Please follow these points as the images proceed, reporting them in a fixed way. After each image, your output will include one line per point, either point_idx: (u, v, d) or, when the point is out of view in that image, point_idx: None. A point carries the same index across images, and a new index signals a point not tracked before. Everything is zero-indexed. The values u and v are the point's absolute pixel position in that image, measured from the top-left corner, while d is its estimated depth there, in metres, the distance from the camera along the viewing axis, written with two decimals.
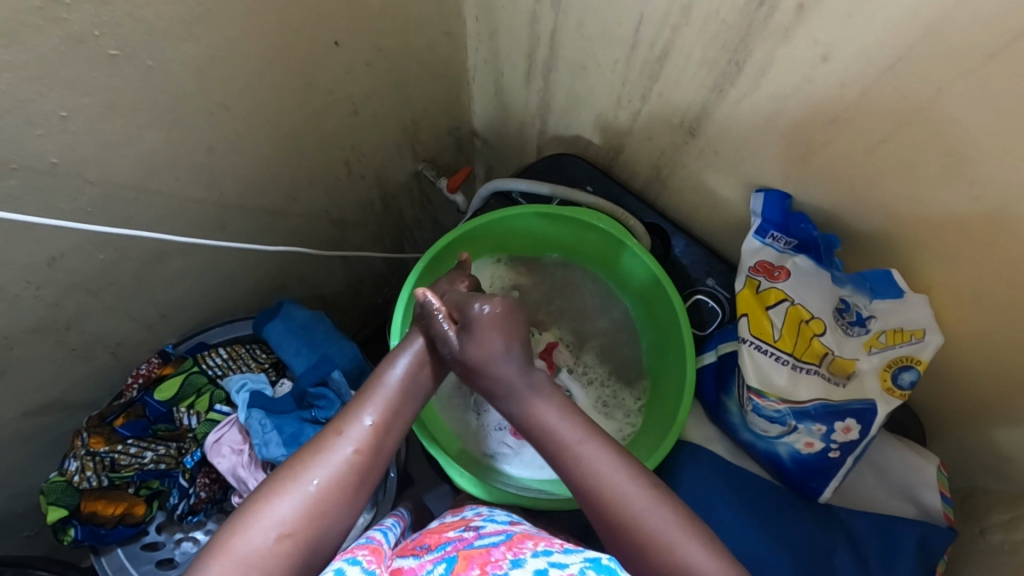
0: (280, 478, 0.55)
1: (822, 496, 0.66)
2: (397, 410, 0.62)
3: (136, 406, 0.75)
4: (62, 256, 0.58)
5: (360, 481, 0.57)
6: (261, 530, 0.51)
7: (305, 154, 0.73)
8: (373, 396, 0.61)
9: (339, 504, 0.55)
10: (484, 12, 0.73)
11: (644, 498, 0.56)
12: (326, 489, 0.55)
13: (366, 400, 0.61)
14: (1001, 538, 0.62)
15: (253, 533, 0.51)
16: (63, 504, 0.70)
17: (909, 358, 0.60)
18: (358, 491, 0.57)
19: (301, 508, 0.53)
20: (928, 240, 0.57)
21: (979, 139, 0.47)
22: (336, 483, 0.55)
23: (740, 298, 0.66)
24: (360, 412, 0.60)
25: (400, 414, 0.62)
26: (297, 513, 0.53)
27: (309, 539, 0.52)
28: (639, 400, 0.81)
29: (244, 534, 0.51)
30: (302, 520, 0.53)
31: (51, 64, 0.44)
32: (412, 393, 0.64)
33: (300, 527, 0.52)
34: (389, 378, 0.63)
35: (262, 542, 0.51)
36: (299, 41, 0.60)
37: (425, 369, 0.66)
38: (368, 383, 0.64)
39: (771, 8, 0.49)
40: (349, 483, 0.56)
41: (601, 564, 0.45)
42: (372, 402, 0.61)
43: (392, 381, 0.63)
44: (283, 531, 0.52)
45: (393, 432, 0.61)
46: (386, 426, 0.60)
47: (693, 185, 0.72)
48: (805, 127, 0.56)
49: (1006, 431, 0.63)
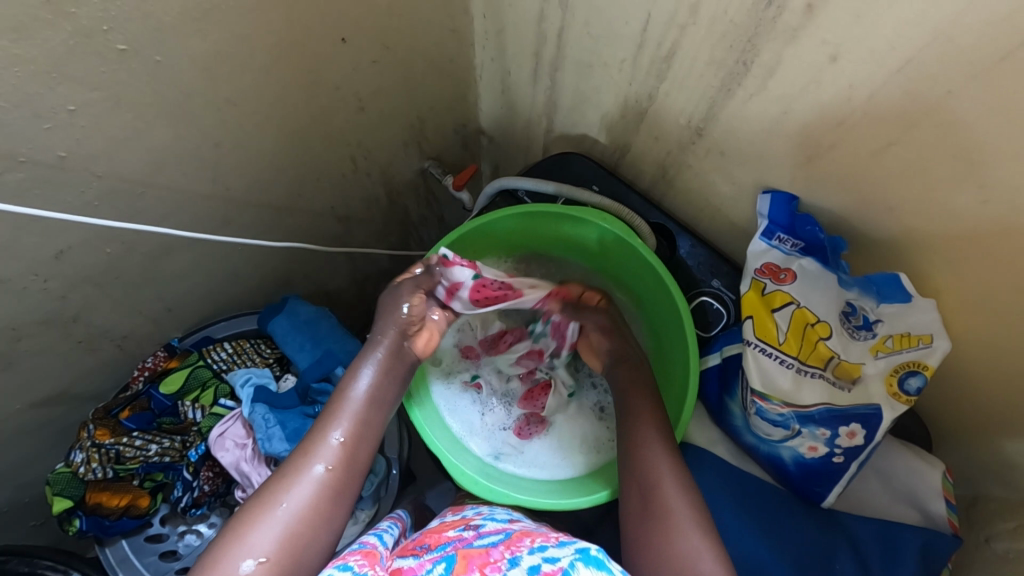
0: (254, 505, 0.55)
1: (826, 500, 0.65)
2: (366, 422, 0.63)
3: (141, 399, 0.75)
4: (70, 249, 0.59)
5: (335, 497, 0.58)
6: (236, 558, 0.51)
7: (311, 151, 0.74)
8: (337, 411, 0.63)
9: (317, 521, 0.55)
10: (492, 10, 0.72)
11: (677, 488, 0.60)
12: (300, 510, 0.55)
13: (332, 418, 0.62)
14: (1006, 546, 0.61)
15: (228, 561, 0.50)
16: (69, 495, 0.70)
17: (916, 363, 0.59)
18: (334, 507, 0.57)
19: (277, 531, 0.53)
20: (935, 245, 0.56)
21: (992, 143, 0.46)
22: (309, 502, 0.56)
23: (746, 301, 0.65)
24: (326, 431, 0.61)
25: (370, 429, 0.63)
26: (273, 535, 0.53)
27: (289, 560, 0.52)
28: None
29: (221, 564, 0.51)
30: (280, 542, 0.53)
31: (61, 59, 0.45)
32: (379, 406, 0.65)
33: (279, 550, 0.52)
34: (355, 394, 0.65)
35: (238, 570, 0.50)
36: (306, 39, 0.60)
37: (389, 381, 0.68)
38: (332, 404, 0.65)
39: (779, 9, 0.48)
40: (323, 500, 0.57)
41: (590, 555, 0.46)
42: (339, 418, 0.62)
43: (357, 397, 0.64)
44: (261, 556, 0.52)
45: (365, 446, 0.62)
46: (356, 440, 0.62)
47: (700, 186, 0.72)
48: (813, 129, 0.56)
49: (1014, 441, 0.63)
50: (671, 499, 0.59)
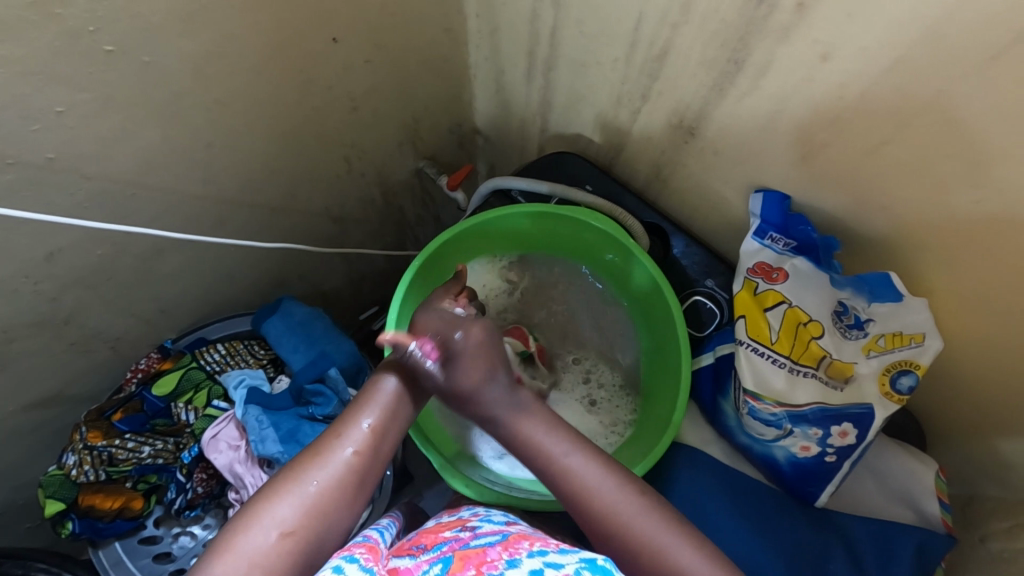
0: (282, 478, 0.54)
1: (820, 500, 0.65)
2: (398, 411, 0.61)
3: (134, 401, 0.75)
4: (60, 251, 0.58)
5: (361, 482, 0.56)
6: (261, 532, 0.50)
7: (304, 152, 0.73)
8: (372, 395, 0.61)
9: (341, 504, 0.54)
10: (486, 9, 0.72)
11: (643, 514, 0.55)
12: (326, 491, 0.54)
13: (366, 401, 0.60)
14: (1000, 546, 0.61)
15: (254, 533, 0.50)
16: (61, 498, 0.70)
17: (908, 362, 0.59)
18: (358, 493, 0.56)
19: (302, 508, 0.52)
20: (929, 243, 0.56)
21: (983, 141, 0.46)
22: (335, 485, 0.54)
23: (738, 300, 0.65)
24: (359, 414, 0.59)
25: (400, 417, 0.61)
26: (298, 512, 0.52)
27: (310, 539, 0.52)
28: (631, 413, 0.80)
29: (246, 535, 0.50)
30: (303, 522, 0.52)
31: (48, 60, 0.45)
32: (411, 395, 0.63)
33: (301, 529, 0.51)
34: (390, 378, 0.62)
35: (262, 543, 0.50)
36: (297, 39, 0.60)
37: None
38: (368, 384, 0.63)
39: (770, 7, 0.48)
40: (349, 484, 0.55)
41: (596, 565, 0.45)
42: (373, 401, 0.60)
43: (393, 382, 0.62)
44: (283, 531, 0.51)
45: (392, 433, 0.60)
46: (387, 427, 0.60)
47: (695, 186, 0.72)
48: (805, 128, 0.56)
49: (1009, 439, 0.63)
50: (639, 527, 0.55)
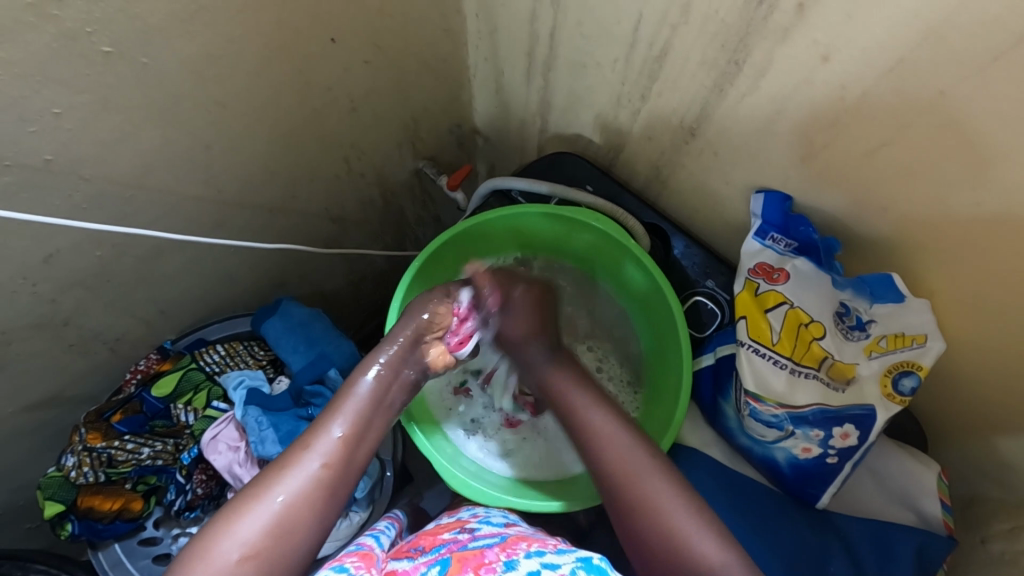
0: (249, 494, 0.55)
1: (820, 501, 0.65)
2: (368, 423, 0.62)
3: (133, 402, 0.75)
4: (59, 253, 0.58)
5: (329, 495, 0.57)
6: (225, 550, 0.51)
7: (303, 153, 0.73)
8: (342, 407, 0.62)
9: (308, 519, 0.55)
10: (485, 10, 0.72)
11: (667, 493, 0.59)
12: (292, 506, 0.54)
13: (335, 412, 0.61)
14: (1001, 547, 0.60)
15: (217, 552, 0.51)
16: (60, 499, 0.70)
17: (910, 363, 0.58)
18: (326, 505, 0.57)
19: (266, 525, 0.53)
20: (930, 244, 0.56)
21: (984, 142, 0.46)
22: (302, 499, 0.55)
23: (739, 301, 0.65)
24: (328, 425, 0.60)
25: (369, 428, 0.62)
26: (261, 530, 0.53)
27: (275, 556, 0.52)
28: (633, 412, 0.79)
29: (209, 554, 0.51)
30: (266, 540, 0.52)
31: (45, 62, 0.44)
32: (380, 407, 0.64)
33: (265, 546, 0.52)
34: (359, 390, 0.63)
35: (224, 563, 0.50)
36: (295, 40, 0.59)
37: (397, 381, 0.66)
38: (337, 395, 0.64)
39: (770, 8, 0.48)
40: (316, 498, 0.56)
41: (592, 564, 0.46)
42: (342, 413, 0.61)
43: (361, 393, 0.63)
44: (246, 551, 0.51)
45: (362, 445, 0.61)
46: (356, 438, 0.61)
47: (694, 186, 0.72)
48: (805, 129, 0.55)
49: (1009, 440, 0.62)
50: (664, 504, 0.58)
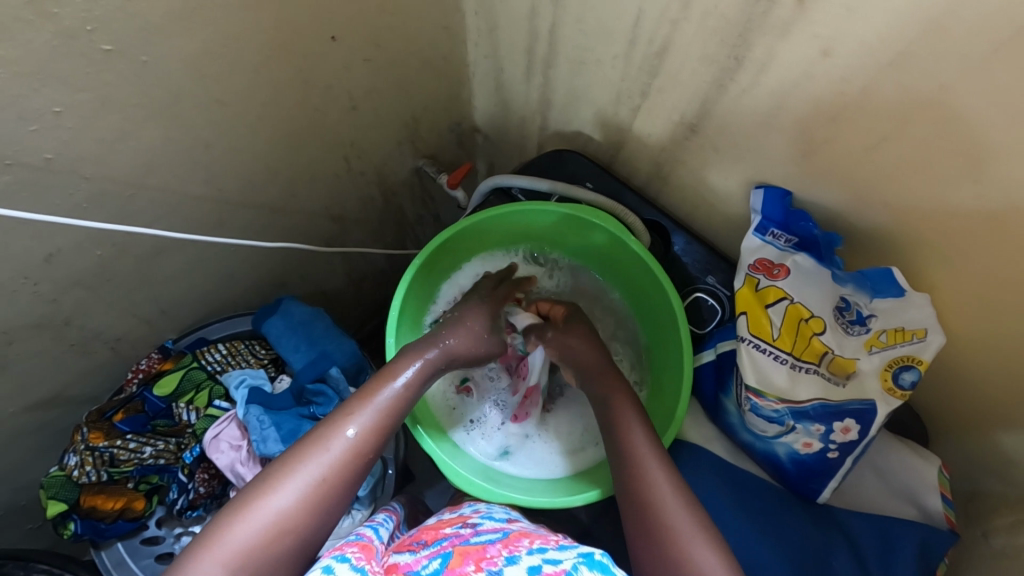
0: (283, 467, 0.55)
1: (821, 496, 0.65)
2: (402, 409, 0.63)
3: (135, 402, 0.75)
4: (59, 252, 0.58)
5: (359, 477, 0.58)
6: (259, 520, 0.52)
7: (304, 152, 0.73)
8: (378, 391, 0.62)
9: (338, 499, 0.56)
10: (484, 7, 0.72)
11: (673, 497, 0.59)
12: (325, 486, 0.55)
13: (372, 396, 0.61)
14: (1004, 541, 0.61)
15: (252, 522, 0.51)
16: (63, 499, 0.70)
17: (909, 358, 0.58)
18: (349, 491, 0.57)
19: (299, 502, 0.54)
20: (931, 238, 0.56)
21: (985, 137, 0.46)
22: (335, 480, 0.56)
23: (740, 297, 0.65)
24: (364, 409, 0.60)
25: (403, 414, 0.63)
26: (295, 506, 0.53)
27: (305, 532, 0.53)
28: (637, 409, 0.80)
29: (243, 523, 0.52)
30: (299, 516, 0.53)
31: (45, 60, 0.44)
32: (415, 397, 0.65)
33: (298, 522, 0.53)
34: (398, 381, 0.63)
35: (257, 533, 0.51)
36: (297, 38, 0.60)
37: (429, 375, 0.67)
38: (374, 378, 0.64)
39: (771, 3, 0.48)
40: (347, 480, 0.57)
41: (594, 560, 0.46)
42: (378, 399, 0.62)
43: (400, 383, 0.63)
44: (280, 526, 0.52)
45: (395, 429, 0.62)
46: (389, 424, 0.61)
47: (694, 183, 0.72)
48: (806, 124, 0.55)
49: (1010, 434, 0.62)
50: (667, 508, 0.58)
